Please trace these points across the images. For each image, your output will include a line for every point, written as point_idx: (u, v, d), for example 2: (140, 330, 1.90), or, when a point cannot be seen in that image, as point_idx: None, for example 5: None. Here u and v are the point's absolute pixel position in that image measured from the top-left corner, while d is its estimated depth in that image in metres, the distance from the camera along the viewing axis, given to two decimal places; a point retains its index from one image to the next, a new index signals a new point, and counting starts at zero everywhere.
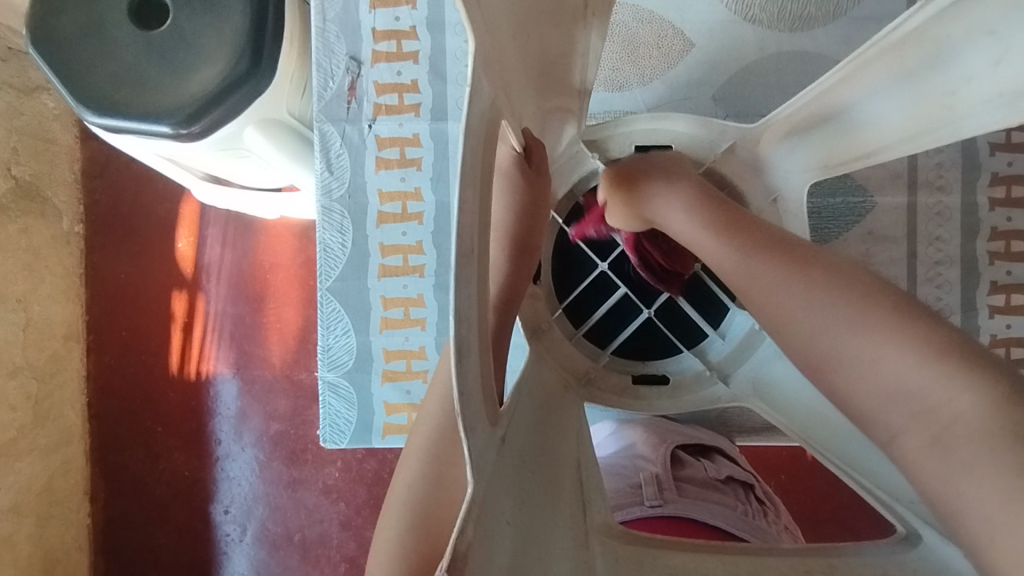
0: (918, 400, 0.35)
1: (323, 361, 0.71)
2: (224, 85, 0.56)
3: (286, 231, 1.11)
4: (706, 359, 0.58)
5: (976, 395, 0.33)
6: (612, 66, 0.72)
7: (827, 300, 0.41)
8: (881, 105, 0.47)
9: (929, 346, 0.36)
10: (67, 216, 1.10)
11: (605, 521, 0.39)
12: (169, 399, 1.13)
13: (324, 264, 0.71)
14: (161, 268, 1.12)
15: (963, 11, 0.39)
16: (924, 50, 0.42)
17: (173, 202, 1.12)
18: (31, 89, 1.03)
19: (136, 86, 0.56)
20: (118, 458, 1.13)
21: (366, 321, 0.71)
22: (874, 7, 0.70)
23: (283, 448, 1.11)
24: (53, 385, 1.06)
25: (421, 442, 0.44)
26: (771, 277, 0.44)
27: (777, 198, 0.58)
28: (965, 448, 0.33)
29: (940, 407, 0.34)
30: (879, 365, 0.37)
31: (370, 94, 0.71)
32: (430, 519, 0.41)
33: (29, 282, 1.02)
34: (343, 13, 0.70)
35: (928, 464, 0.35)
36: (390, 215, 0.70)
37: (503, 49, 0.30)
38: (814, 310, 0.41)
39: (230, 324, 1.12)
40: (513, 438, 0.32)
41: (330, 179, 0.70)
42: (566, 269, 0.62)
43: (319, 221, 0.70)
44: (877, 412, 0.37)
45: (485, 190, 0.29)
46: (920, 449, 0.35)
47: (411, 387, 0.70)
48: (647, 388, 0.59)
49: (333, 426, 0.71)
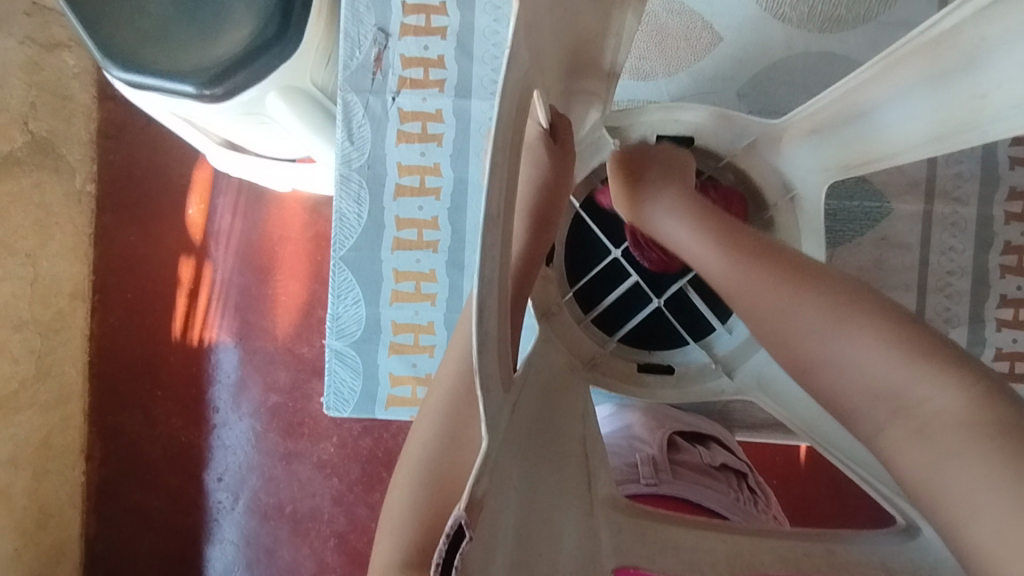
0: (901, 396, 0.41)
1: (332, 330, 0.71)
2: (251, 47, 0.56)
3: (297, 204, 1.11)
4: (711, 352, 0.59)
5: (953, 393, 0.39)
6: (639, 56, 0.72)
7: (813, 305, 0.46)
8: (909, 103, 0.48)
9: (907, 348, 0.41)
10: (80, 174, 1.10)
11: (607, 495, 0.40)
12: (171, 363, 1.14)
13: (339, 233, 0.71)
14: (171, 232, 1.13)
15: (999, 14, 0.39)
16: (958, 53, 0.42)
17: (187, 167, 1.12)
18: (52, 45, 1.04)
19: (165, 46, 0.56)
20: (116, 419, 1.14)
21: (377, 292, 0.71)
22: (905, 13, 0.69)
23: (280, 420, 1.12)
24: (57, 342, 1.07)
25: (428, 410, 0.45)
26: (765, 287, 0.48)
27: (794, 195, 0.59)
28: (950, 437, 0.37)
29: (920, 404, 0.40)
30: (863, 365, 0.43)
31: (396, 67, 0.70)
32: (433, 488, 0.41)
33: (39, 237, 1.02)
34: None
35: (912, 453, 0.39)
36: (408, 188, 0.71)
37: (543, 16, 0.30)
38: (810, 322, 0.45)
39: (236, 293, 1.13)
40: (522, 405, 0.32)
41: (350, 149, 0.70)
42: (579, 253, 0.62)
43: (336, 190, 0.71)
44: (863, 407, 0.42)
45: (514, 157, 0.29)
46: (903, 439, 0.40)
47: (417, 361, 0.71)
48: (651, 376, 0.59)
49: (338, 394, 0.72)
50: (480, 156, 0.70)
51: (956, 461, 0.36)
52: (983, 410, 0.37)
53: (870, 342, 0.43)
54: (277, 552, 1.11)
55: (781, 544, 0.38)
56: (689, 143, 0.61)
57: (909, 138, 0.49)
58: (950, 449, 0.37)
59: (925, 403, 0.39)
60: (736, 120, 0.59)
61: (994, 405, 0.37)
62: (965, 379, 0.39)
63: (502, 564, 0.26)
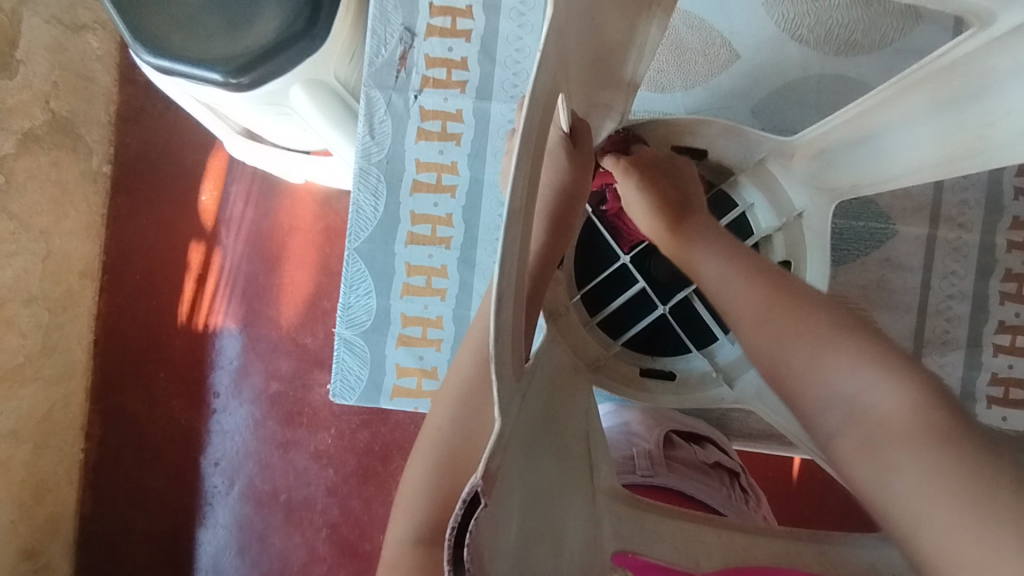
0: (850, 401, 0.39)
1: (343, 318, 0.73)
2: (280, 40, 0.58)
3: (309, 197, 1.13)
4: (713, 361, 0.59)
5: (898, 389, 0.37)
6: (658, 68, 0.73)
7: (786, 320, 0.46)
8: (920, 128, 0.49)
9: (868, 350, 0.40)
10: (97, 155, 1.11)
11: (607, 487, 0.41)
12: (176, 347, 1.15)
13: (355, 225, 0.72)
14: (183, 218, 1.14)
15: (1010, 45, 0.40)
16: (969, 81, 0.44)
17: (203, 155, 1.13)
18: (78, 27, 1.05)
19: (196, 35, 0.58)
20: (118, 399, 1.15)
21: (388, 284, 0.72)
22: (919, 40, 0.71)
23: (279, 409, 1.13)
24: (65, 318, 1.08)
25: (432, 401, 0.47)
26: (756, 307, 0.48)
27: (803, 214, 0.60)
28: (893, 442, 0.35)
29: (866, 406, 0.38)
30: (821, 369, 0.41)
31: (420, 66, 0.72)
32: (434, 478, 0.43)
33: (53, 215, 1.03)
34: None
35: (858, 462, 0.37)
36: (424, 184, 0.72)
37: (571, 25, 0.31)
38: (782, 333, 0.45)
39: (244, 282, 1.14)
40: (530, 393, 0.33)
41: (370, 144, 0.72)
42: (588, 258, 0.64)
43: (354, 182, 0.72)
44: (818, 414, 0.42)
45: (536, 158, 0.30)
46: (850, 448, 0.38)
47: (424, 353, 0.72)
48: (653, 381, 0.60)
49: (344, 381, 0.73)
50: (496, 157, 0.72)
51: (911, 468, 0.34)
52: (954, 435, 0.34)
53: (846, 365, 0.40)
54: (269, 539, 1.12)
55: (772, 542, 0.41)
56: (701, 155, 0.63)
57: (919, 163, 0.49)
58: (919, 461, 0.34)
59: (895, 416, 0.36)
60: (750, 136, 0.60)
61: (936, 405, 0.36)
62: (913, 376, 0.37)
63: (507, 543, 0.27)
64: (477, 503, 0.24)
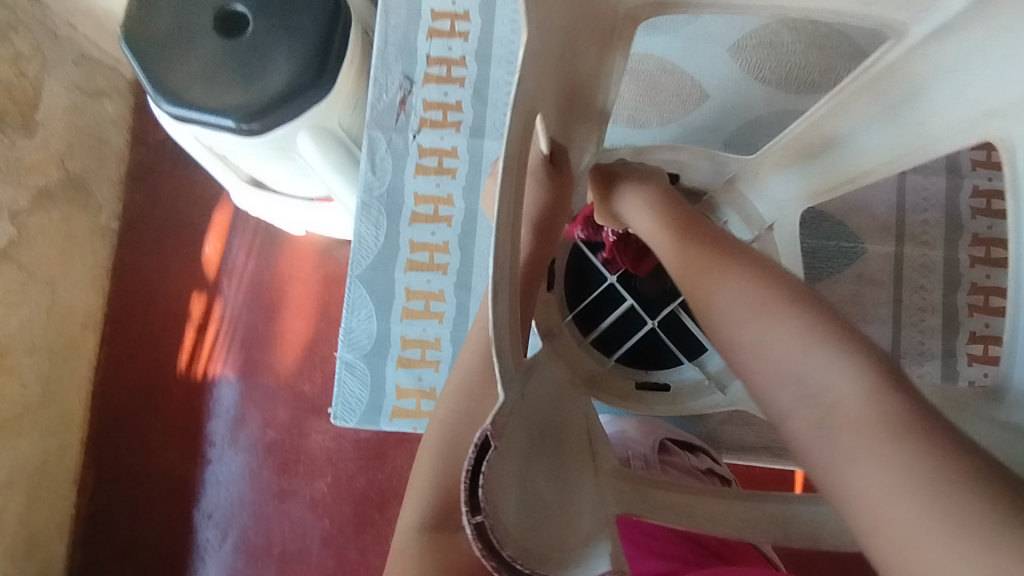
0: (806, 385, 0.35)
1: (345, 342, 0.75)
2: (288, 90, 0.63)
3: (309, 247, 1.17)
4: (705, 369, 0.62)
5: (853, 376, 0.34)
6: (635, 107, 0.80)
7: (736, 289, 0.40)
8: (865, 134, 0.55)
9: (816, 327, 0.36)
10: (106, 211, 1.16)
11: (609, 470, 0.44)
12: (174, 397, 1.16)
13: (357, 254, 0.76)
14: (186, 269, 1.18)
15: (924, 53, 0.46)
16: (897, 87, 0.50)
17: (208, 208, 1.18)
18: (96, 93, 1.11)
19: (210, 85, 0.62)
20: (113, 450, 1.15)
21: (388, 308, 0.75)
22: None
23: (275, 457, 1.13)
24: (65, 369, 1.09)
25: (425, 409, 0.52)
26: (706, 273, 0.42)
27: (775, 225, 0.65)
28: (855, 435, 0.32)
29: (823, 391, 0.34)
30: (776, 348, 0.36)
31: (418, 109, 0.78)
32: None
33: (61, 267, 1.06)
34: (403, 40, 0.78)
35: (818, 450, 0.34)
36: (423, 215, 0.76)
37: (550, 48, 0.36)
38: (735, 304, 0.39)
39: (243, 330, 1.16)
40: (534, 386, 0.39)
41: (372, 180, 0.77)
42: (580, 278, 0.67)
43: (356, 215, 0.76)
44: (769, 393, 0.36)
45: (523, 161, 0.34)
46: (807, 433, 0.35)
47: (423, 374, 0.74)
48: (649, 394, 0.63)
49: (345, 404, 0.75)
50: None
51: (861, 450, 0.32)
52: (904, 415, 0.32)
53: (779, 337, 0.37)
54: None
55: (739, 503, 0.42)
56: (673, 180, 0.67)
57: (878, 157, 0.54)
58: (868, 452, 0.32)
59: (844, 397, 0.34)
60: (718, 158, 0.67)
61: (889, 396, 0.33)
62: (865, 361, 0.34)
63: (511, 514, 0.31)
64: (487, 448, 0.31)
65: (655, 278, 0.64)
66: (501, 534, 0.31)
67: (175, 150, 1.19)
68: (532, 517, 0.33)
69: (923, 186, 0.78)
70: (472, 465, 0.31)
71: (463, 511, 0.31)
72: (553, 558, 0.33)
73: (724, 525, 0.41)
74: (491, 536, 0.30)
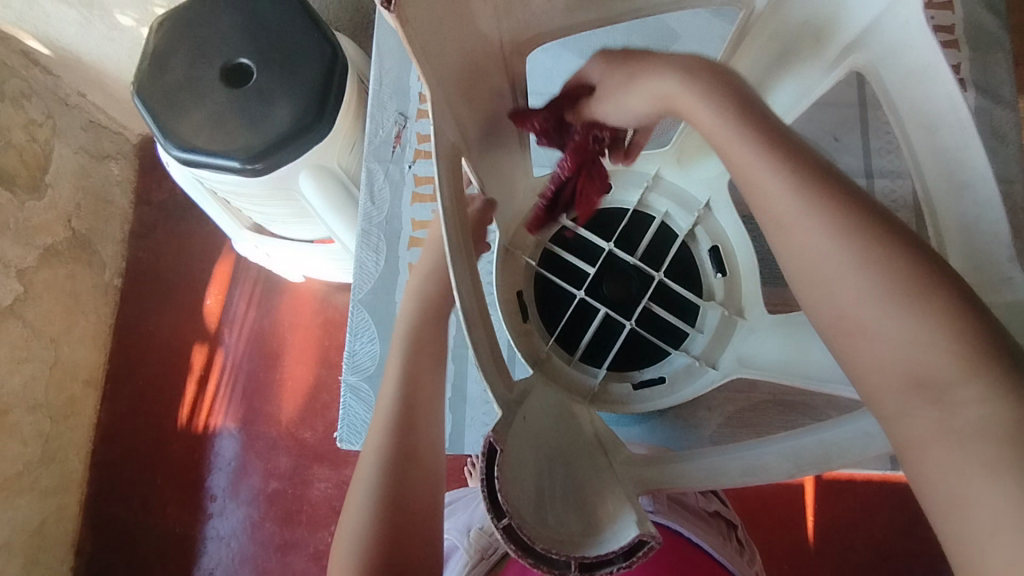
0: (934, 391, 0.31)
1: (348, 366, 0.77)
2: (290, 132, 0.67)
3: (309, 294, 1.19)
4: (692, 353, 0.60)
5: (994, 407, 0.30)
6: None
7: (879, 271, 0.32)
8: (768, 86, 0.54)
9: (962, 344, 0.31)
10: (110, 268, 1.18)
11: (624, 459, 0.46)
12: (175, 450, 1.15)
13: (359, 279, 0.79)
14: (188, 321, 1.19)
15: None
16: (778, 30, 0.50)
17: (210, 262, 1.21)
18: (102, 156, 1.14)
19: (217, 130, 0.66)
20: (112, 510, 1.12)
21: (390, 331, 0.78)
22: (835, 96, 0.82)
23: (277, 508, 1.11)
24: (65, 427, 1.09)
25: (363, 491, 0.49)
26: (827, 228, 0.34)
27: (709, 202, 0.62)
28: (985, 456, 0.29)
29: (955, 405, 0.31)
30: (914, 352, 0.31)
31: (412, 142, 0.83)
32: None
33: (65, 324, 1.07)
34: (396, 82, 0.84)
35: (930, 459, 0.31)
36: (419, 240, 0.80)
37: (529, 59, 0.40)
38: (863, 289, 0.33)
39: (244, 379, 1.16)
40: (527, 414, 0.45)
41: (371, 208, 0.81)
42: (548, 302, 0.63)
43: (357, 243, 0.80)
44: (882, 386, 0.32)
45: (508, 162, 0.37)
46: (920, 440, 0.31)
47: None
48: (648, 391, 0.61)
49: (350, 427, 0.76)
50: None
51: (961, 451, 0.30)
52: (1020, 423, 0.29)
53: (906, 315, 0.32)
54: None
55: (723, 459, 0.42)
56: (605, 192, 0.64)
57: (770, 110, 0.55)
58: (961, 451, 0.30)
59: (959, 394, 0.31)
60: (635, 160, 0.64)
61: None
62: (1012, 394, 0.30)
63: (526, 505, 0.36)
64: (493, 453, 0.37)
65: (622, 278, 0.62)
66: (529, 531, 0.35)
67: (178, 207, 1.22)
68: (554, 514, 0.37)
69: (892, 189, 0.78)
70: (487, 475, 0.37)
71: (490, 518, 0.36)
72: (584, 543, 0.36)
73: (763, 473, 0.40)
74: (520, 534, 0.35)
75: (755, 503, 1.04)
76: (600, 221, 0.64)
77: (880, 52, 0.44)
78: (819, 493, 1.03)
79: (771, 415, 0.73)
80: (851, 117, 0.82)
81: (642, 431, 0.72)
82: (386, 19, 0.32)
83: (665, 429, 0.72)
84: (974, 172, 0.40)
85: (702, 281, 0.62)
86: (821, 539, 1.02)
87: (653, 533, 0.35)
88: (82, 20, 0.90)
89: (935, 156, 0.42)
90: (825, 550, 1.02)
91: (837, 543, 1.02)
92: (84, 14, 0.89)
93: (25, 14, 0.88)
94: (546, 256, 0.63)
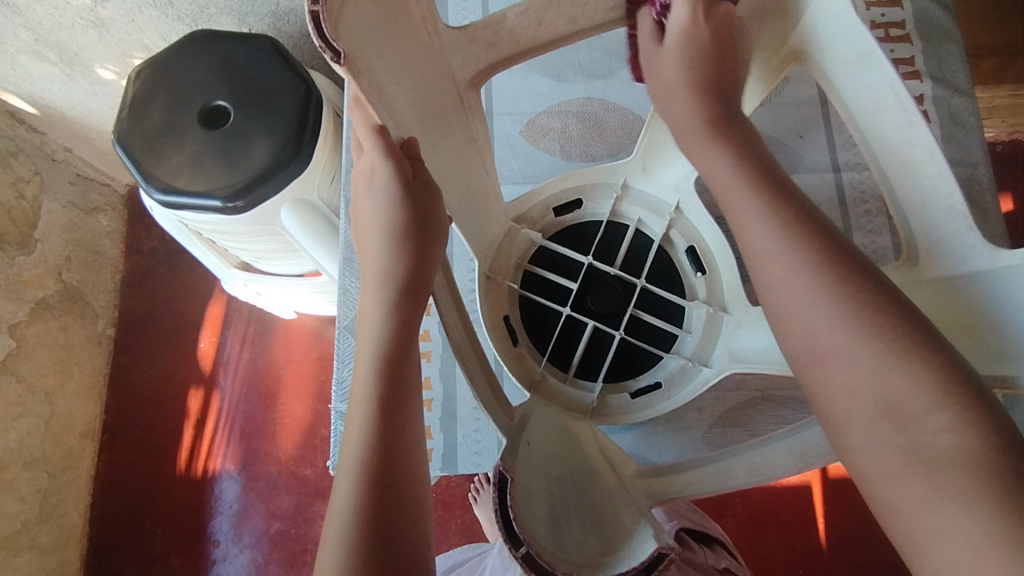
0: (908, 424, 0.31)
1: (337, 393, 0.77)
2: (269, 167, 0.68)
3: (302, 329, 1.20)
4: (683, 353, 0.61)
5: (957, 438, 0.30)
6: (584, 143, 0.84)
7: (842, 303, 0.34)
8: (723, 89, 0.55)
9: (929, 373, 0.32)
10: (102, 319, 1.19)
11: (633, 474, 0.48)
12: (175, 497, 1.14)
13: (344, 305, 0.79)
14: (182, 366, 1.19)
15: None
16: None
17: (203, 305, 1.21)
18: (91, 209, 1.16)
19: (197, 171, 0.67)
20: (114, 563, 1.11)
21: None
22: (795, 94, 0.84)
23: (282, 549, 1.10)
24: (63, 481, 1.08)
25: (336, 530, 0.38)
26: (793, 260, 0.36)
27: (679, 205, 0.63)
28: (942, 477, 0.30)
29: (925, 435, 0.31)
30: (875, 380, 0.32)
31: None
32: (407, 494, 0.40)
33: (59, 377, 1.07)
34: None
35: (900, 487, 0.31)
36: None
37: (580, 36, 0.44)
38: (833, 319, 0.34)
39: (241, 421, 1.16)
40: (530, 439, 0.46)
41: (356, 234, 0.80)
42: (535, 324, 0.63)
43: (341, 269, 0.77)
44: (854, 421, 0.33)
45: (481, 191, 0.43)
46: (889, 472, 0.31)
47: None
48: (645, 398, 0.61)
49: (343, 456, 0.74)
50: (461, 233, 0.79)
51: (929, 492, 0.30)
52: (993, 459, 0.29)
53: (884, 347, 0.33)
54: None
55: (715, 461, 0.44)
56: (577, 207, 0.66)
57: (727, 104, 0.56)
58: (934, 488, 0.30)
59: (926, 422, 0.31)
60: (602, 170, 0.65)
61: (997, 463, 0.29)
62: (984, 423, 0.30)
63: (539, 524, 0.39)
64: (505, 483, 0.38)
65: (607, 292, 0.62)
66: (548, 558, 0.37)
67: (167, 254, 1.23)
68: (571, 541, 0.39)
69: (859, 181, 0.80)
70: (500, 504, 0.37)
71: (508, 547, 0.37)
72: (605, 563, 0.38)
73: (771, 470, 0.41)
74: (541, 562, 0.36)
75: (763, 507, 1.03)
76: (577, 237, 0.66)
77: (816, 45, 0.45)
78: (825, 492, 1.02)
79: (761, 411, 0.73)
80: (814, 114, 0.83)
81: (634, 438, 0.72)
82: (337, 72, 0.33)
83: (659, 439, 0.73)
84: (923, 147, 0.43)
85: (683, 281, 0.63)
86: (832, 540, 1.01)
87: (669, 546, 0.38)
88: (65, 76, 0.92)
89: (881, 137, 0.44)
90: (837, 552, 1.00)
91: (850, 542, 1.00)
92: (66, 71, 0.91)
93: (10, 76, 0.90)
94: (528, 278, 0.64)
